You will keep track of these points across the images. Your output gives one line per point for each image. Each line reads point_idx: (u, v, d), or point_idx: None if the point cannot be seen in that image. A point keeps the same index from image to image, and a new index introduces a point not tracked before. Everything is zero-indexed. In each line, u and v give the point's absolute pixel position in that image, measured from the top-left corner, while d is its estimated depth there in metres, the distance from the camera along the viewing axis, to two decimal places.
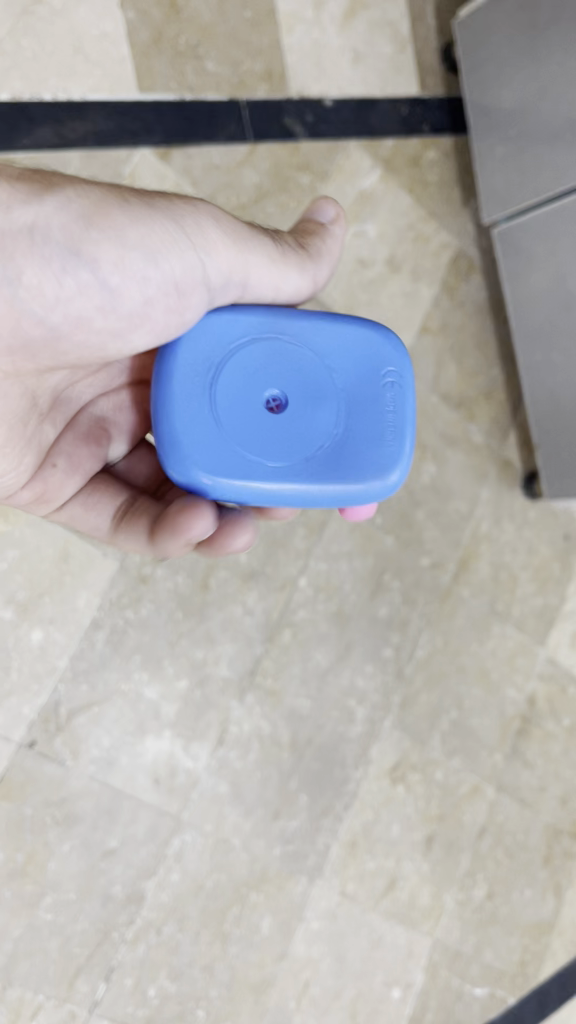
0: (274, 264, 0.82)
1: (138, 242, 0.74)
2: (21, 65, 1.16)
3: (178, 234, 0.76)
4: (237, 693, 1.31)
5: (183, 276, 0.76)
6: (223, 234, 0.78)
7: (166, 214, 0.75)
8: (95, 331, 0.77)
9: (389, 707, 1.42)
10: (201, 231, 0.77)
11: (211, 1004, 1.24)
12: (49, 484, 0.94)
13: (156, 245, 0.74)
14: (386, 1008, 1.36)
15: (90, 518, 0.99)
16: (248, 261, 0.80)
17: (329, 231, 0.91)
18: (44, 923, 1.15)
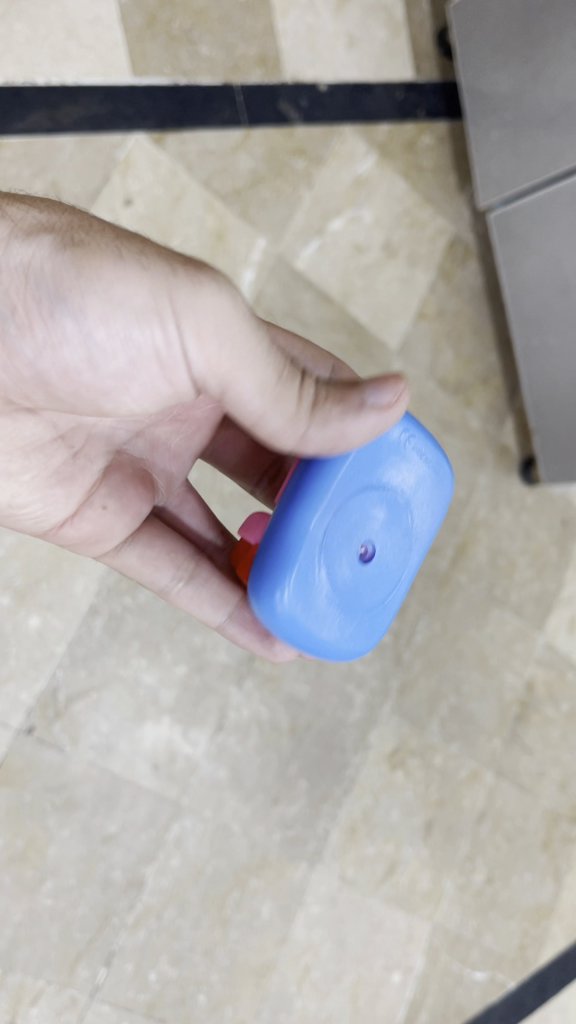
0: (269, 392, 0.65)
1: (125, 303, 0.59)
2: (14, 49, 1.16)
3: (169, 302, 0.60)
4: (236, 678, 1.31)
5: (167, 353, 0.62)
6: (223, 326, 0.61)
7: (162, 275, 0.60)
8: (79, 389, 0.65)
9: (388, 691, 1.43)
10: (195, 308, 0.60)
11: (212, 989, 1.24)
12: (96, 528, 0.89)
13: (144, 314, 0.59)
14: (387, 992, 1.36)
15: (149, 572, 0.94)
16: (236, 365, 0.63)
17: (372, 412, 0.67)
18: (44, 908, 1.15)
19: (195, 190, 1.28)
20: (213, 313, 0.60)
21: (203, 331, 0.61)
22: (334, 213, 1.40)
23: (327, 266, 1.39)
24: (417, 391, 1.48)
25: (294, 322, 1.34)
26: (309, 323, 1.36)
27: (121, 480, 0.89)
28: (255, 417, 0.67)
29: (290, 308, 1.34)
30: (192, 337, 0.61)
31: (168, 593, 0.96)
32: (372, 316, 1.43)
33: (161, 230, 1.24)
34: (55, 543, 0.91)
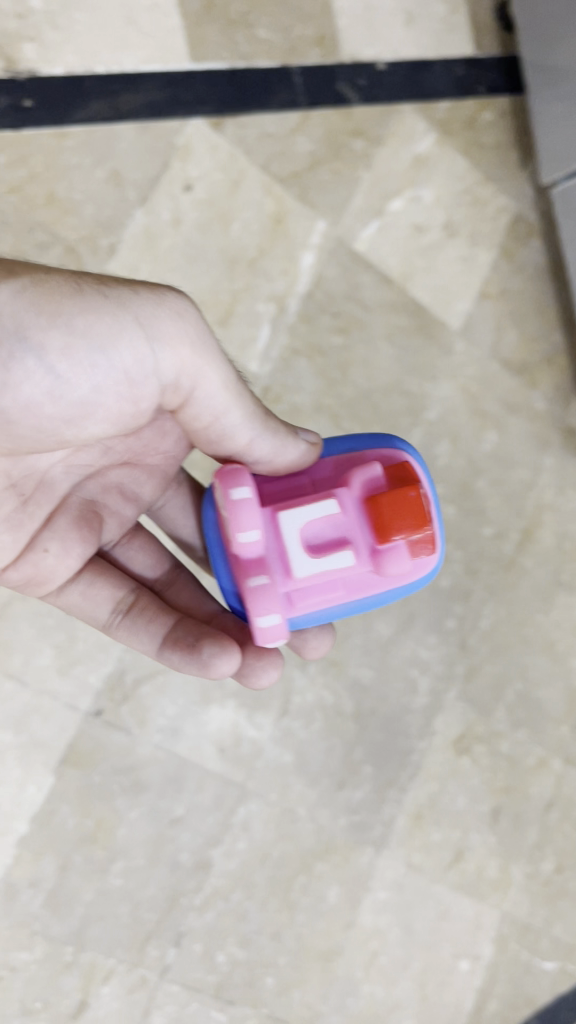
0: (229, 388, 0.82)
1: (86, 333, 0.75)
2: (75, 39, 1.18)
3: (133, 327, 0.76)
4: (299, 662, 1.30)
5: (132, 366, 0.78)
6: (188, 332, 0.79)
7: (122, 305, 0.76)
8: (42, 417, 0.78)
9: (452, 677, 1.40)
10: (159, 325, 0.77)
11: (279, 972, 1.24)
12: (40, 569, 0.92)
13: (106, 338, 0.76)
14: (454, 979, 1.36)
15: (90, 606, 0.95)
16: (197, 370, 0.80)
17: (305, 443, 0.87)
18: (114, 888, 1.17)
19: (254, 175, 1.28)
20: (173, 327, 0.78)
21: (168, 341, 0.78)
22: (394, 194, 1.39)
23: (387, 248, 1.38)
24: (479, 372, 1.45)
25: (354, 305, 1.34)
26: (368, 305, 1.36)
27: (64, 522, 0.92)
28: (209, 423, 0.84)
29: (349, 291, 1.34)
30: (158, 349, 0.78)
31: (108, 625, 0.95)
32: (432, 297, 1.42)
33: (220, 215, 1.26)
34: (3, 586, 0.93)
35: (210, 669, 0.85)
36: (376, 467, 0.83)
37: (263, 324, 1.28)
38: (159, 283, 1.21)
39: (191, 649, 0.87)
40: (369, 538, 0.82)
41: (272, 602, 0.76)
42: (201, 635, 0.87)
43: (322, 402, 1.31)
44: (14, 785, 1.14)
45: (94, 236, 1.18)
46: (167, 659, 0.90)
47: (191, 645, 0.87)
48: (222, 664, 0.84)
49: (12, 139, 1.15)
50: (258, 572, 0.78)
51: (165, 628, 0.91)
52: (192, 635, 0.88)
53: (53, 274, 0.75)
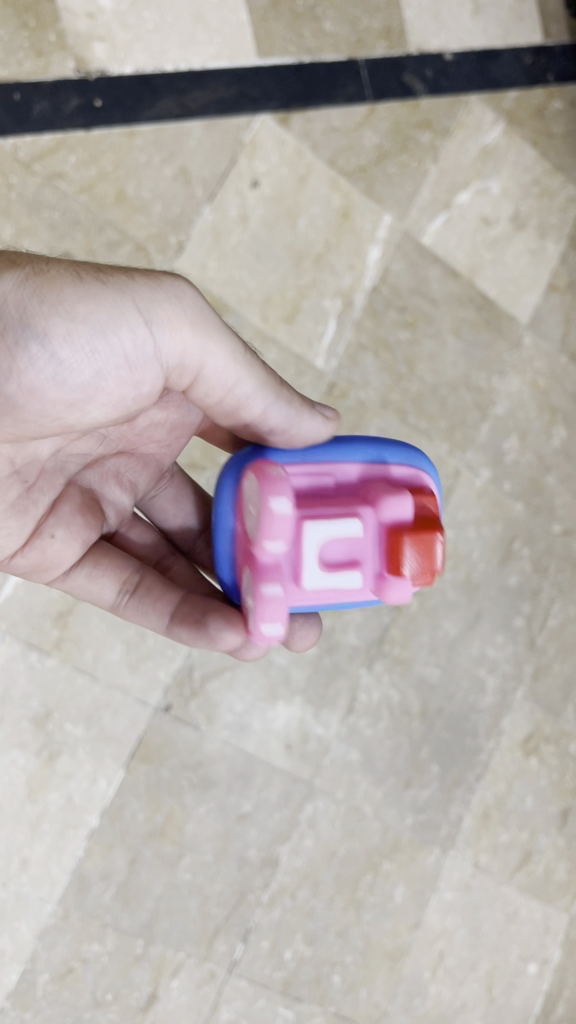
0: (239, 362, 0.73)
1: (88, 317, 0.67)
2: (143, 37, 1.19)
3: (134, 310, 0.68)
4: (365, 660, 1.29)
5: (135, 350, 0.69)
6: (189, 310, 0.71)
7: (121, 289, 0.68)
8: (46, 408, 0.69)
9: (520, 676, 1.38)
10: (161, 306, 0.69)
11: (346, 970, 1.24)
12: (47, 559, 0.84)
13: (107, 322, 0.67)
14: (522, 982, 1.34)
15: (98, 588, 0.87)
16: (202, 347, 0.72)
17: (320, 417, 0.78)
18: (183, 882, 1.18)
19: (321, 169, 1.27)
20: (176, 308, 0.70)
21: (171, 322, 0.70)
22: (461, 186, 1.38)
23: (454, 241, 1.37)
24: (547, 367, 1.43)
25: (420, 300, 1.33)
26: (435, 299, 1.34)
27: (70, 507, 0.85)
28: (222, 402, 0.76)
29: (417, 285, 1.33)
30: (161, 330, 0.69)
31: (115, 607, 0.88)
32: (499, 290, 1.40)
33: (287, 210, 1.26)
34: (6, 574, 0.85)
35: (213, 643, 0.78)
36: (410, 503, 0.72)
37: (330, 319, 1.27)
38: (225, 283, 1.22)
39: (194, 618, 0.80)
40: (378, 566, 0.72)
41: (279, 616, 0.67)
42: (205, 607, 0.81)
43: (388, 397, 1.30)
44: (85, 779, 1.15)
45: (163, 233, 1.19)
46: (175, 637, 0.83)
47: (195, 614, 0.81)
48: (228, 638, 0.77)
49: (83, 139, 1.16)
50: (274, 577, 0.67)
51: (172, 604, 0.84)
52: (198, 609, 0.81)
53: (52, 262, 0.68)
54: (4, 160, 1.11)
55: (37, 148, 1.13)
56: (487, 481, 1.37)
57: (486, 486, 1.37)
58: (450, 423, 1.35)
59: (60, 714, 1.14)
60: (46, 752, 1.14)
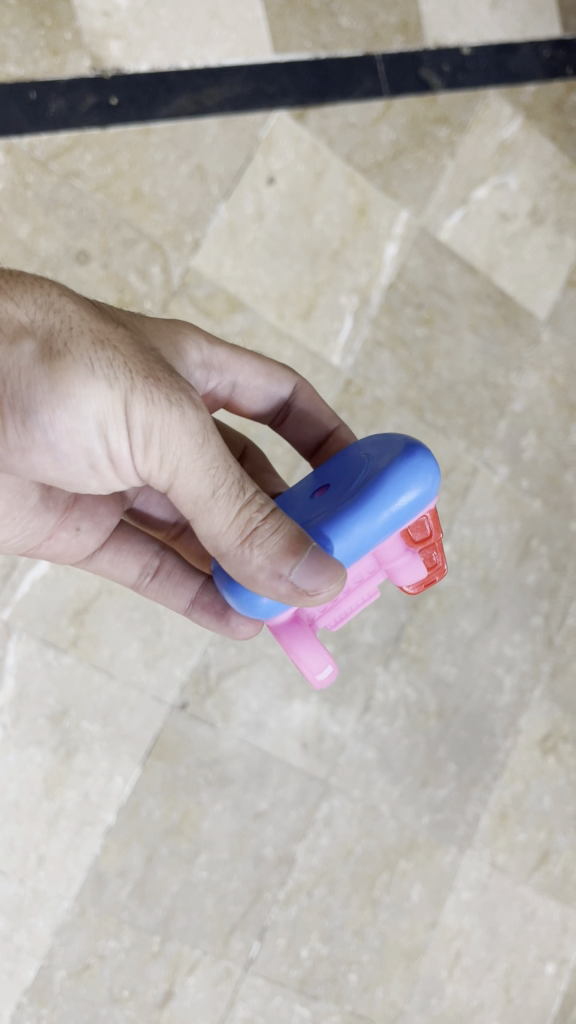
0: (213, 498, 0.62)
1: (56, 419, 0.57)
2: (159, 34, 1.18)
3: (112, 422, 0.58)
4: (382, 658, 1.28)
5: (106, 448, 0.59)
6: (175, 438, 0.59)
7: (106, 396, 0.57)
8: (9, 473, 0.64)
9: (538, 675, 1.38)
10: (144, 424, 0.58)
11: (362, 969, 1.23)
12: (71, 546, 0.84)
13: (77, 427, 0.58)
14: (540, 982, 1.33)
15: (121, 570, 0.89)
16: (179, 462, 0.61)
17: (305, 569, 0.59)
18: (199, 879, 1.18)
19: (337, 166, 1.27)
20: (163, 431, 0.59)
21: (150, 444, 0.59)
22: (479, 181, 1.36)
23: (472, 237, 1.36)
24: (566, 363, 1.41)
25: (438, 296, 1.32)
26: (452, 295, 1.33)
27: (92, 496, 0.82)
28: (200, 521, 0.64)
29: (434, 282, 1.32)
30: (138, 447, 0.60)
31: (138, 585, 0.91)
32: (517, 287, 1.39)
33: (303, 207, 1.25)
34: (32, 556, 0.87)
35: (236, 631, 0.86)
36: (425, 566, 0.69)
37: (346, 316, 1.27)
38: (241, 280, 1.21)
39: (216, 606, 0.87)
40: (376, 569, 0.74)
41: None
42: (226, 596, 0.86)
43: (405, 395, 1.30)
44: (102, 776, 1.15)
45: (179, 232, 1.18)
46: (197, 619, 0.89)
47: (215, 603, 0.87)
48: (248, 627, 0.85)
49: (99, 137, 1.15)
50: None
51: (194, 591, 0.88)
52: (220, 599, 0.87)
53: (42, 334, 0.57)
54: (21, 159, 1.11)
55: (53, 147, 1.13)
56: (505, 479, 1.36)
57: (504, 483, 1.36)
58: (467, 420, 1.34)
59: (77, 711, 1.15)
60: (62, 750, 1.14)
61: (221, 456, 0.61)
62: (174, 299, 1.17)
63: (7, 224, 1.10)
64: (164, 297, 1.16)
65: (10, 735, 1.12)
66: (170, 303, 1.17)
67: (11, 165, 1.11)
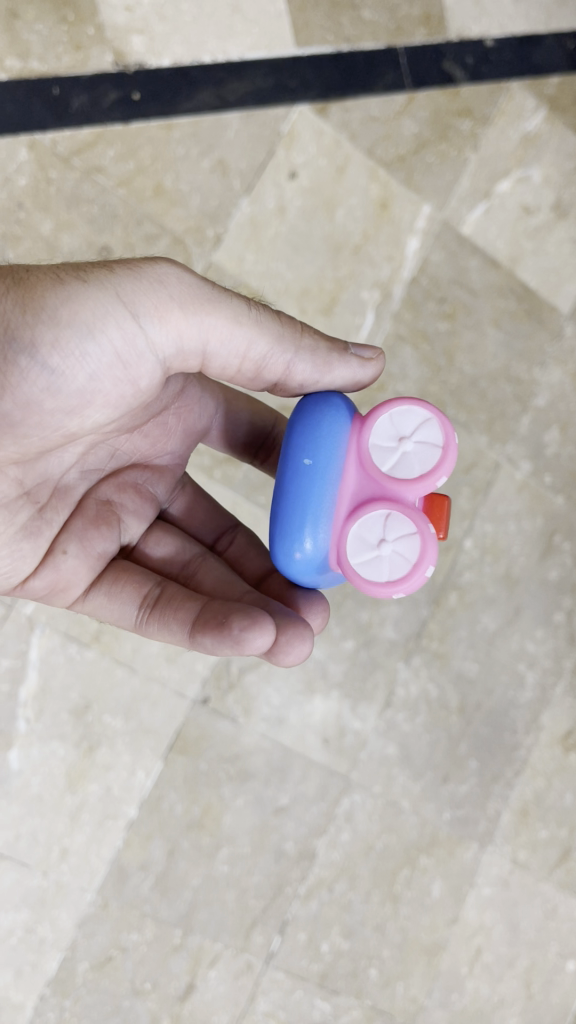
0: (241, 327, 0.73)
1: (71, 319, 0.70)
2: (181, 28, 1.18)
3: (119, 306, 0.71)
4: (403, 654, 1.28)
5: (126, 345, 0.72)
6: (173, 293, 0.72)
7: (103, 288, 0.71)
8: (46, 415, 0.74)
9: (561, 672, 1.36)
10: (148, 295, 0.71)
11: (383, 964, 1.24)
12: (63, 577, 0.84)
13: (93, 322, 0.71)
14: (562, 980, 1.33)
15: (118, 609, 0.84)
16: (190, 311, 0.72)
17: (355, 361, 0.77)
18: (221, 874, 1.18)
19: (359, 160, 1.26)
20: (165, 295, 0.71)
21: (162, 307, 0.71)
22: (502, 174, 1.35)
23: (494, 231, 1.35)
24: None
25: (460, 290, 1.32)
26: (475, 290, 1.33)
27: (82, 522, 0.85)
28: (237, 362, 0.76)
29: (456, 276, 1.32)
30: (153, 317, 0.71)
31: (138, 625, 0.84)
32: (541, 280, 1.37)
33: (325, 202, 1.25)
34: (29, 598, 0.87)
35: (242, 645, 0.72)
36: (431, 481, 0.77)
37: (368, 310, 1.26)
38: (263, 275, 1.21)
39: (216, 621, 0.74)
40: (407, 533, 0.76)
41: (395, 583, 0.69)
42: (232, 611, 0.74)
43: (427, 389, 1.30)
44: (124, 770, 1.15)
45: (200, 227, 1.18)
46: (198, 646, 0.77)
47: (218, 617, 0.75)
48: (256, 639, 0.71)
49: (122, 133, 1.16)
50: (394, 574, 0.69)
51: (193, 613, 0.78)
52: (224, 611, 0.75)
53: (30, 271, 0.72)
54: (44, 155, 1.12)
55: (75, 142, 1.13)
56: (527, 474, 1.35)
57: (526, 478, 1.35)
58: (489, 415, 1.34)
59: (99, 705, 1.15)
60: (85, 743, 1.15)
61: (223, 290, 0.74)
62: None
63: (30, 221, 1.11)
64: None
65: (34, 728, 1.13)
66: None
67: (34, 161, 1.12)
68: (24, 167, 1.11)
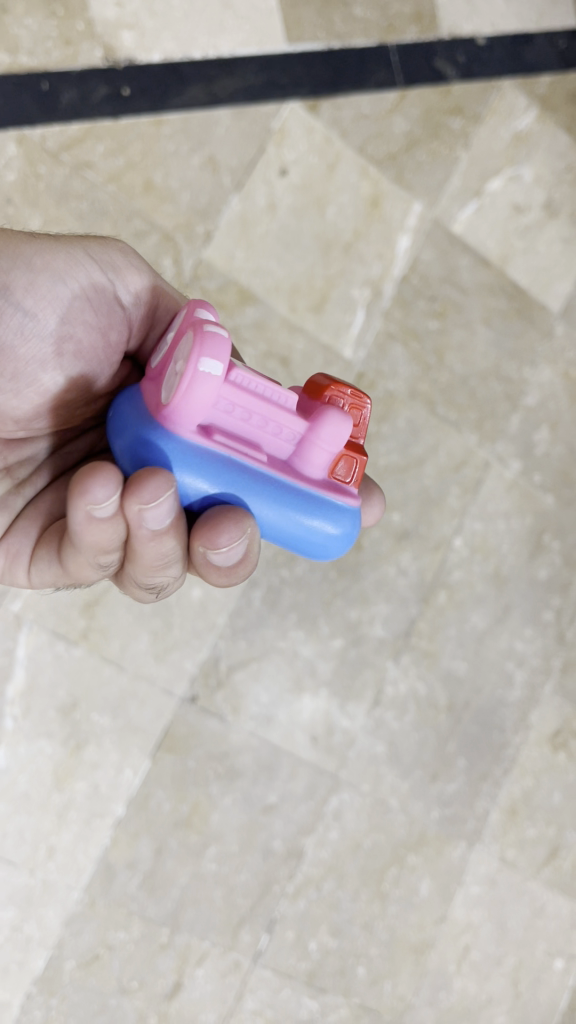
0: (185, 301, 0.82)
1: (46, 266, 0.72)
2: (172, 24, 1.18)
3: (89, 256, 0.75)
4: (392, 652, 1.28)
5: (96, 295, 0.75)
6: (133, 256, 0.79)
7: (74, 242, 0.75)
8: (21, 365, 0.73)
9: (549, 670, 1.38)
10: (112, 251, 0.77)
11: (371, 962, 1.23)
12: (20, 538, 0.75)
13: (66, 270, 0.73)
14: (548, 978, 1.34)
15: (46, 554, 0.73)
16: (145, 272, 0.79)
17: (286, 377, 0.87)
18: (209, 872, 1.17)
19: (350, 157, 1.26)
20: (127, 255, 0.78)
21: (123, 263, 0.78)
22: (492, 173, 1.36)
23: (485, 229, 1.35)
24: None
25: (451, 289, 1.32)
26: (465, 288, 1.33)
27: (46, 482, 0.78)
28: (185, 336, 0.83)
29: (446, 274, 1.32)
30: (118, 271, 0.77)
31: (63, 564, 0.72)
32: (531, 279, 1.39)
33: (316, 199, 1.25)
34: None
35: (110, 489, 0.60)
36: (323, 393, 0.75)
37: (358, 308, 1.26)
38: (252, 273, 1.21)
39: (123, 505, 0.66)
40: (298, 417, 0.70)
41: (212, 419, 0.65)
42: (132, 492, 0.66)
43: (416, 388, 1.30)
44: (112, 768, 1.14)
45: (191, 223, 1.17)
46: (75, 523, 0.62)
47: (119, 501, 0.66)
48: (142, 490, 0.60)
49: (112, 128, 1.14)
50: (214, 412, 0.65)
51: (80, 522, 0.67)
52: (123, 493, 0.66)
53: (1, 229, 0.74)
54: (32, 149, 1.10)
55: (65, 137, 1.12)
56: (517, 472, 1.36)
57: (516, 477, 1.36)
58: (479, 414, 1.34)
59: (87, 703, 1.14)
60: (73, 741, 1.13)
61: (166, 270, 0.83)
62: (186, 291, 1.16)
63: (18, 216, 1.08)
64: (178, 288, 1.15)
65: (21, 726, 1.11)
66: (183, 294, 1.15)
67: (22, 156, 1.09)
68: (12, 162, 1.09)
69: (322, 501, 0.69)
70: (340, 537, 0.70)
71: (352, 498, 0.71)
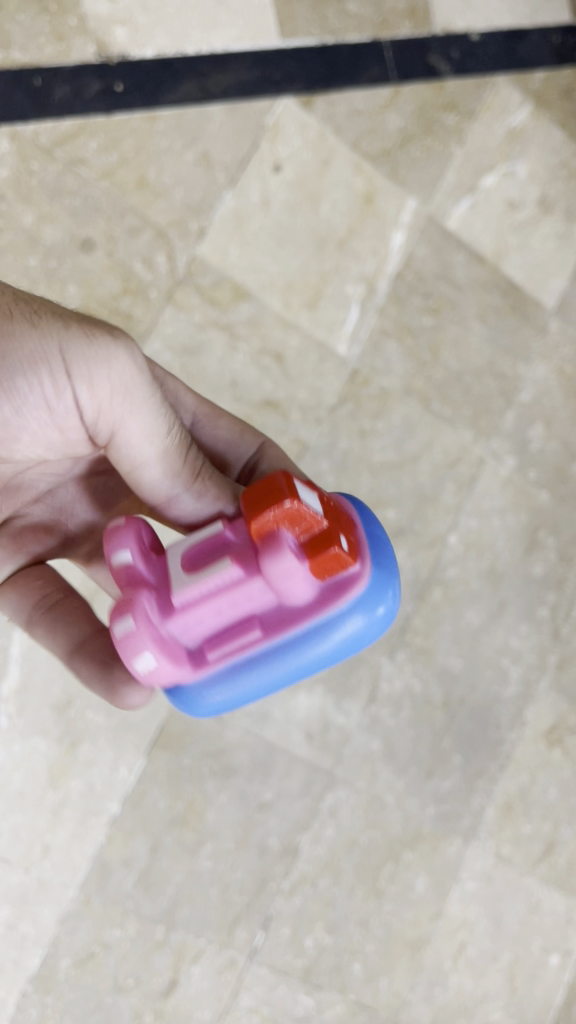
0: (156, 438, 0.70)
1: (14, 361, 0.65)
2: (165, 20, 1.17)
3: (62, 361, 0.66)
4: (387, 649, 1.28)
5: (56, 398, 0.67)
6: (115, 370, 0.67)
7: (59, 338, 0.66)
8: None
9: (545, 666, 1.38)
10: (87, 356, 0.66)
11: (367, 959, 1.23)
12: None
13: (31, 367, 0.65)
14: (544, 974, 1.34)
15: None
16: (115, 388, 0.67)
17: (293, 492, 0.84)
18: (204, 870, 1.17)
19: (344, 153, 1.26)
20: (105, 366, 0.66)
21: (95, 375, 0.66)
22: (487, 169, 1.36)
23: (479, 225, 1.35)
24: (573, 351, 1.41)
25: (445, 286, 1.32)
26: (460, 284, 1.33)
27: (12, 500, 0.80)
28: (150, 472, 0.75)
29: (440, 270, 1.32)
30: (85, 380, 0.66)
31: None
32: (525, 275, 1.39)
33: (309, 196, 1.24)
34: None
35: None
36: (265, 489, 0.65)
37: (352, 305, 1.26)
38: (246, 270, 1.21)
39: None
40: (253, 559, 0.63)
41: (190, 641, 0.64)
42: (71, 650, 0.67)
43: (411, 384, 1.29)
44: (107, 767, 1.14)
45: (184, 219, 1.17)
46: None
47: None
48: None
49: (105, 124, 1.14)
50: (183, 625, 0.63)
51: None
52: None
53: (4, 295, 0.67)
54: (25, 145, 1.09)
55: (58, 133, 1.11)
56: (512, 469, 1.36)
57: (511, 474, 1.36)
58: (474, 410, 1.34)
59: (82, 701, 1.14)
60: (68, 739, 1.13)
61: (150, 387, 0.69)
62: (180, 288, 1.16)
63: (11, 212, 1.08)
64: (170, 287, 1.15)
65: (15, 724, 1.11)
66: (175, 296, 1.16)
67: (15, 152, 1.09)
68: (5, 158, 1.08)
69: (327, 620, 0.64)
70: (377, 623, 0.65)
71: (357, 583, 0.64)
